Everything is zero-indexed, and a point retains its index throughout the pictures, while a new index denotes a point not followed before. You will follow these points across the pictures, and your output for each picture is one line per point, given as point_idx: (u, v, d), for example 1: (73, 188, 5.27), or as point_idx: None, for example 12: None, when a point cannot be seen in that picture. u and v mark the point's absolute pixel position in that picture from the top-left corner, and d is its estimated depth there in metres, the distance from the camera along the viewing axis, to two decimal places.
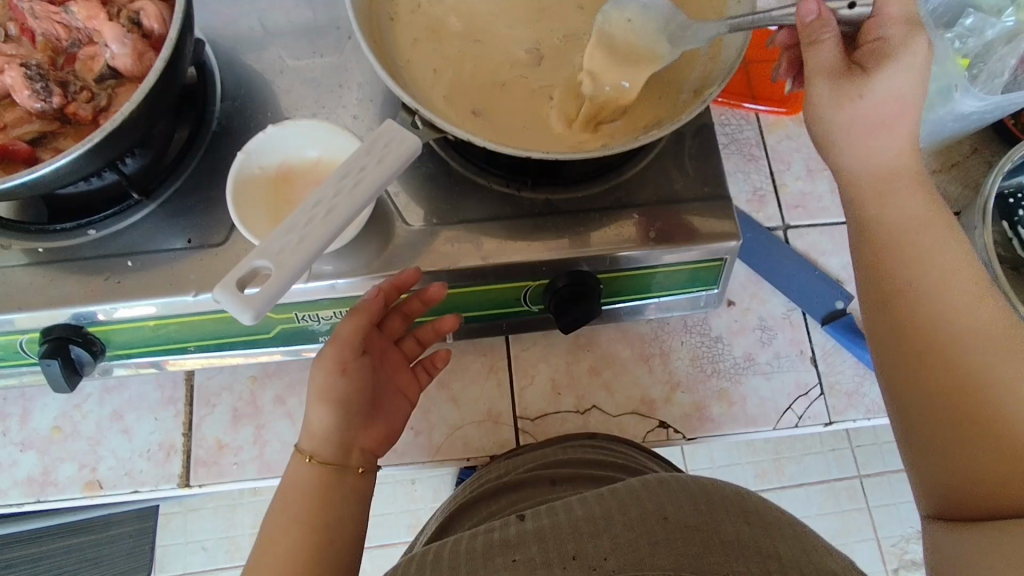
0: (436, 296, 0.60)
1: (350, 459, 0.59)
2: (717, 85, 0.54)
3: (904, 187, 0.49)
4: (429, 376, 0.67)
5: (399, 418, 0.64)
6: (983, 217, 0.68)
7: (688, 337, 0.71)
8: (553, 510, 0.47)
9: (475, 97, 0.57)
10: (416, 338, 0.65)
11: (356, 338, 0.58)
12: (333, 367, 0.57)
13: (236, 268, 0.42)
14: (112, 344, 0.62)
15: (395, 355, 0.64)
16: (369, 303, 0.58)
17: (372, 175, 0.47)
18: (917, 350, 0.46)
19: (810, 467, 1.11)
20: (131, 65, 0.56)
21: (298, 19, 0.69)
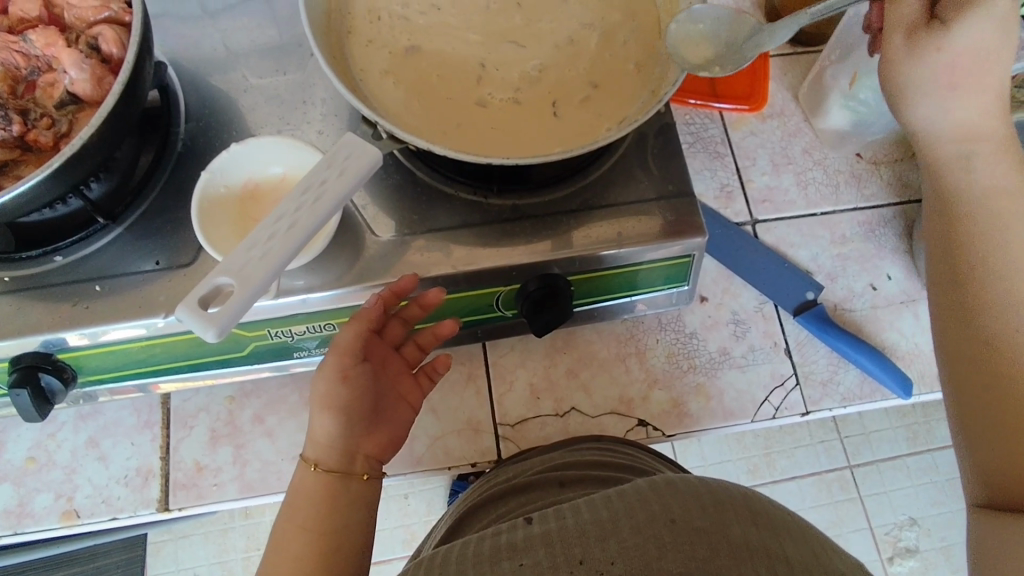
0: (435, 300, 0.60)
1: (354, 466, 0.58)
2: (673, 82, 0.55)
3: (988, 151, 0.52)
4: (431, 381, 0.65)
5: (401, 426, 0.62)
6: None
7: (663, 334, 0.72)
8: (560, 514, 0.46)
9: (433, 104, 0.58)
10: (416, 342, 0.64)
11: (358, 344, 0.58)
12: (335, 375, 0.57)
13: (198, 287, 0.43)
14: (84, 370, 0.61)
15: (396, 361, 0.63)
16: (369, 309, 0.58)
17: (333, 187, 0.47)
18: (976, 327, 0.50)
19: (800, 460, 1.13)
20: (90, 89, 0.56)
21: (261, 39, 0.70)
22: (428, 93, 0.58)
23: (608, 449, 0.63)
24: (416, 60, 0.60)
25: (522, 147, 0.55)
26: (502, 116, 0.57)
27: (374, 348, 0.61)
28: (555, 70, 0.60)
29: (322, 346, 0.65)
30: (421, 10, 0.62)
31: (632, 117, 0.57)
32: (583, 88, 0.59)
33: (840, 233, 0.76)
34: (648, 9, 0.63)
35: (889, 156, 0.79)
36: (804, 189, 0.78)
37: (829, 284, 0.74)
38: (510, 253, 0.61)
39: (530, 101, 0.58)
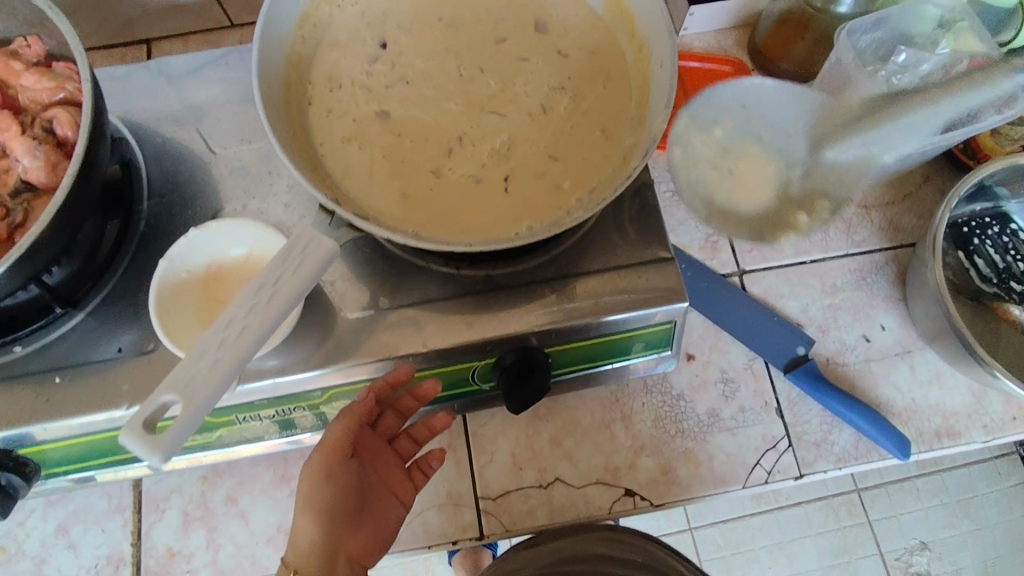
0: (428, 393, 0.60)
1: (337, 568, 0.56)
2: (644, 148, 0.52)
3: None
4: (425, 476, 0.65)
5: (390, 522, 0.61)
6: (934, 252, 0.66)
7: (649, 397, 0.69)
8: None
9: (391, 178, 0.55)
10: (409, 436, 0.65)
11: (344, 442, 0.58)
12: (318, 472, 0.57)
13: (141, 407, 0.40)
14: (47, 462, 0.59)
15: (388, 455, 0.64)
16: (358, 405, 0.59)
17: (287, 287, 0.44)
18: None
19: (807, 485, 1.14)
20: (44, 176, 0.54)
21: (227, 106, 0.68)
22: (384, 166, 0.55)
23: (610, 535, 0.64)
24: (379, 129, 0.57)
25: (478, 231, 0.52)
26: (469, 188, 0.54)
27: (364, 442, 0.62)
28: (521, 135, 0.57)
29: (292, 427, 0.63)
30: (383, 75, 0.59)
31: (605, 183, 0.54)
32: (545, 158, 0.55)
33: (831, 282, 0.74)
34: (619, 63, 0.60)
35: (879, 199, 0.76)
36: (792, 236, 0.75)
37: (821, 337, 0.72)
38: (482, 328, 0.58)
39: (493, 172, 0.55)
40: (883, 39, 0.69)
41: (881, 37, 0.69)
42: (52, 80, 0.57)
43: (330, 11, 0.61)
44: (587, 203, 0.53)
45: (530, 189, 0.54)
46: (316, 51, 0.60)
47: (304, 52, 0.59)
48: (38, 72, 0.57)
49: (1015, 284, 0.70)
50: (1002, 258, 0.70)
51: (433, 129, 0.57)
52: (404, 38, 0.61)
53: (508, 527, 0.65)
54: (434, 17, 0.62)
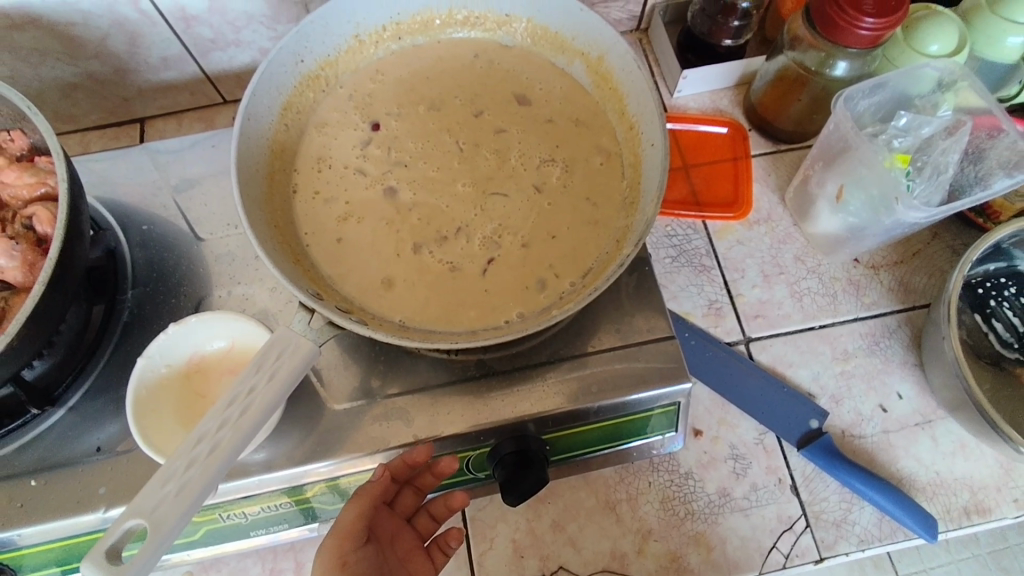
0: (446, 470, 0.55)
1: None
2: (637, 232, 0.51)
3: None
4: (445, 555, 0.59)
5: None
6: (948, 321, 0.63)
7: (655, 476, 0.66)
8: None
9: (372, 266, 0.53)
10: (429, 513, 0.60)
11: (359, 525, 0.53)
12: (333, 564, 0.52)
13: (106, 534, 0.38)
14: (23, 568, 0.56)
15: (407, 535, 0.59)
16: (374, 484, 0.54)
17: (263, 395, 0.43)
18: None
19: None
20: (22, 276, 0.53)
21: (215, 186, 0.67)
22: (364, 252, 0.54)
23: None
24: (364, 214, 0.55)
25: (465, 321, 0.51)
26: (455, 271, 0.53)
27: (382, 523, 0.58)
28: (509, 216, 0.55)
29: (280, 524, 0.60)
30: (368, 157, 0.58)
31: (597, 266, 0.52)
32: (534, 239, 0.54)
33: (842, 348, 0.71)
34: (609, 139, 0.58)
35: (888, 259, 0.74)
36: (799, 301, 0.72)
37: (835, 408, 0.68)
38: (474, 415, 0.57)
39: (479, 256, 0.53)
40: (882, 103, 0.69)
41: (879, 100, 0.68)
42: (34, 175, 0.56)
43: (314, 95, 0.60)
44: (578, 289, 0.51)
45: (519, 272, 0.53)
46: (302, 137, 0.59)
47: (288, 139, 0.58)
48: (21, 168, 0.57)
49: None
50: (1021, 320, 0.67)
51: (419, 214, 0.55)
52: (390, 120, 0.60)
53: None
54: (421, 97, 0.61)
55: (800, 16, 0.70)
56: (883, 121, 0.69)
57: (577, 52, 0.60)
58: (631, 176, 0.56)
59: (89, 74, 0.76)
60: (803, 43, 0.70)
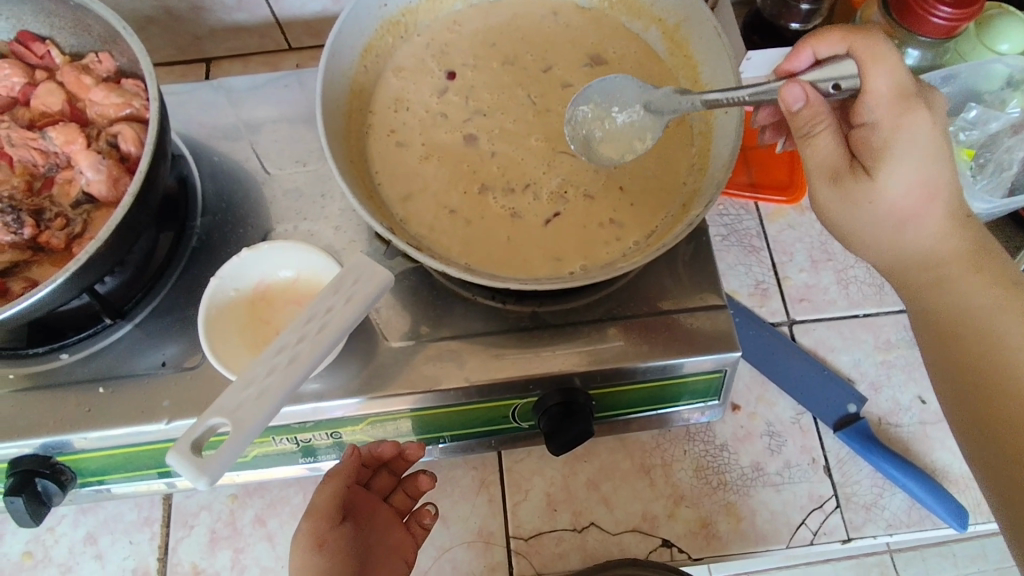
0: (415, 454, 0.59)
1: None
2: (706, 195, 0.52)
3: (958, 271, 0.50)
4: (425, 529, 0.61)
5: None
6: None
7: (691, 445, 0.67)
8: None
9: (441, 210, 0.54)
10: (406, 491, 0.62)
11: (331, 506, 0.56)
12: (310, 543, 0.55)
13: (190, 429, 0.40)
14: (83, 471, 0.59)
15: (385, 512, 0.61)
16: (342, 466, 0.57)
17: (338, 316, 0.44)
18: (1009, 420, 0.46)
19: None
20: (105, 190, 0.55)
21: (285, 125, 0.69)
22: (434, 195, 0.55)
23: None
24: (436, 159, 0.56)
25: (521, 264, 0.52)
26: (521, 221, 0.54)
27: (357, 502, 0.60)
28: (578, 172, 0.56)
29: (325, 453, 0.62)
30: (442, 104, 0.59)
31: (660, 227, 0.53)
32: (597, 197, 0.55)
33: (885, 338, 0.71)
34: None
35: None
36: (845, 288, 0.73)
37: (873, 395, 0.69)
38: (528, 364, 0.58)
39: (545, 208, 0.54)
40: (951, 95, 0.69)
41: (949, 93, 0.68)
42: (120, 96, 0.58)
43: (392, 41, 0.61)
44: (642, 246, 0.52)
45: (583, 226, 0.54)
46: (378, 80, 0.60)
47: (367, 81, 0.59)
48: (108, 88, 0.58)
49: None
50: None
51: (490, 164, 0.56)
52: (465, 71, 0.61)
53: (538, 570, 0.63)
54: (496, 51, 0.62)
55: (875, 3, 0.69)
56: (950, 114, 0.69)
57: (654, 19, 0.61)
58: (699, 143, 0.57)
59: (167, 8, 0.78)
60: None
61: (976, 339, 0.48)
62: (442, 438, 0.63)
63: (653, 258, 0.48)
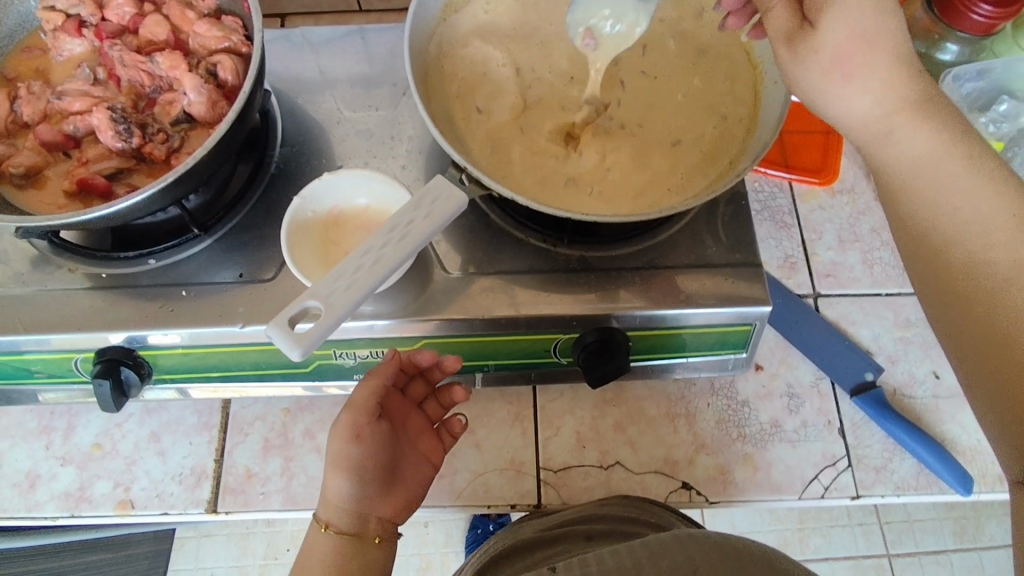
0: (452, 367, 0.62)
1: (367, 529, 0.58)
2: (753, 153, 0.56)
3: (902, 124, 0.46)
4: (453, 439, 0.66)
5: (421, 484, 0.62)
6: None
7: (714, 399, 0.71)
8: (587, 560, 0.51)
9: (512, 150, 0.59)
10: (439, 401, 0.66)
11: (372, 401, 0.59)
12: (349, 435, 0.57)
13: (289, 307, 0.46)
14: (158, 368, 0.65)
15: (418, 418, 0.65)
16: (386, 365, 0.60)
17: (420, 228, 0.50)
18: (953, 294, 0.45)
19: (835, 539, 1.08)
20: (204, 111, 0.61)
21: (356, 74, 0.75)
22: (499, 134, 0.60)
23: (643, 506, 0.64)
24: (506, 105, 0.62)
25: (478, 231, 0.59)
26: (573, 165, 0.59)
27: (395, 406, 0.63)
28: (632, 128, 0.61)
29: None
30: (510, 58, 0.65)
31: (708, 180, 0.58)
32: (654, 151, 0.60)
33: (905, 316, 0.75)
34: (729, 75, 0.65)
35: None
36: (870, 267, 0.77)
37: (890, 367, 0.73)
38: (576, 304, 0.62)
39: (606, 156, 0.59)
40: (985, 90, 0.73)
41: (983, 87, 0.72)
42: (220, 30, 0.63)
43: None
44: (692, 194, 0.57)
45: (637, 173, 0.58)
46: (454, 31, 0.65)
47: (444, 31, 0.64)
48: (210, 22, 0.64)
49: None
50: None
51: (555, 116, 0.62)
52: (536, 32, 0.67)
53: (564, 500, 0.68)
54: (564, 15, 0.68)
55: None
56: (984, 107, 0.73)
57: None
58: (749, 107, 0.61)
59: None
60: (916, 27, 0.73)
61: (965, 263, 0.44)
62: (486, 366, 0.67)
63: (702, 200, 0.53)
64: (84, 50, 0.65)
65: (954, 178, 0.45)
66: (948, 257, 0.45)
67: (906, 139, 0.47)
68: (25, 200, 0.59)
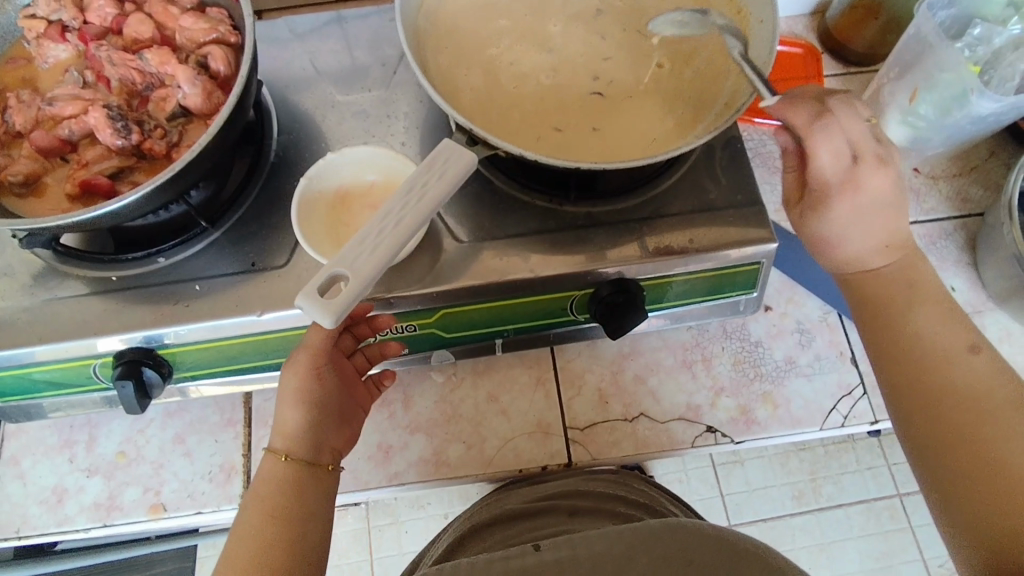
0: (385, 326, 0.63)
1: (322, 458, 0.59)
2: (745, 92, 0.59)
3: (916, 303, 0.53)
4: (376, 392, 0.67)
5: (354, 430, 0.64)
6: (1010, 214, 0.69)
7: (728, 342, 0.73)
8: (568, 543, 0.55)
9: (526, 120, 0.62)
10: (365, 356, 0.65)
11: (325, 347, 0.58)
12: (310, 372, 0.58)
13: (316, 278, 0.46)
14: (179, 366, 0.65)
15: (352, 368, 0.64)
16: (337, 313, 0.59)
17: (436, 189, 0.50)
18: (923, 402, 0.51)
19: (846, 486, 1.04)
20: (200, 103, 0.61)
21: (345, 58, 0.75)
22: (498, 101, 0.63)
23: (625, 481, 0.68)
24: (507, 81, 0.65)
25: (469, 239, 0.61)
26: (572, 124, 0.62)
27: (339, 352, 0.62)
28: (633, 88, 0.64)
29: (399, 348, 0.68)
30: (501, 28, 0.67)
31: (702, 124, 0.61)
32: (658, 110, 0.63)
33: None
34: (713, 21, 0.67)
35: (946, 172, 0.81)
36: None
37: None
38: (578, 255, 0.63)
39: (614, 120, 0.63)
40: (956, 18, 0.75)
41: (955, 15, 0.75)
42: (207, 22, 0.63)
43: None
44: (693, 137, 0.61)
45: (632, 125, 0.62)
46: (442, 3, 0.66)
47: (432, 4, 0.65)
48: (196, 15, 0.64)
49: None
50: None
51: (558, 85, 0.64)
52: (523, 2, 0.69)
53: (594, 456, 0.69)
54: None
55: None
56: (958, 35, 0.76)
57: None
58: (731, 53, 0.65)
59: None
60: None
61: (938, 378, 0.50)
62: (505, 332, 0.68)
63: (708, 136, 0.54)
64: (70, 55, 0.64)
65: (927, 316, 0.53)
66: (947, 379, 0.50)
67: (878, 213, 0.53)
68: (27, 208, 0.59)
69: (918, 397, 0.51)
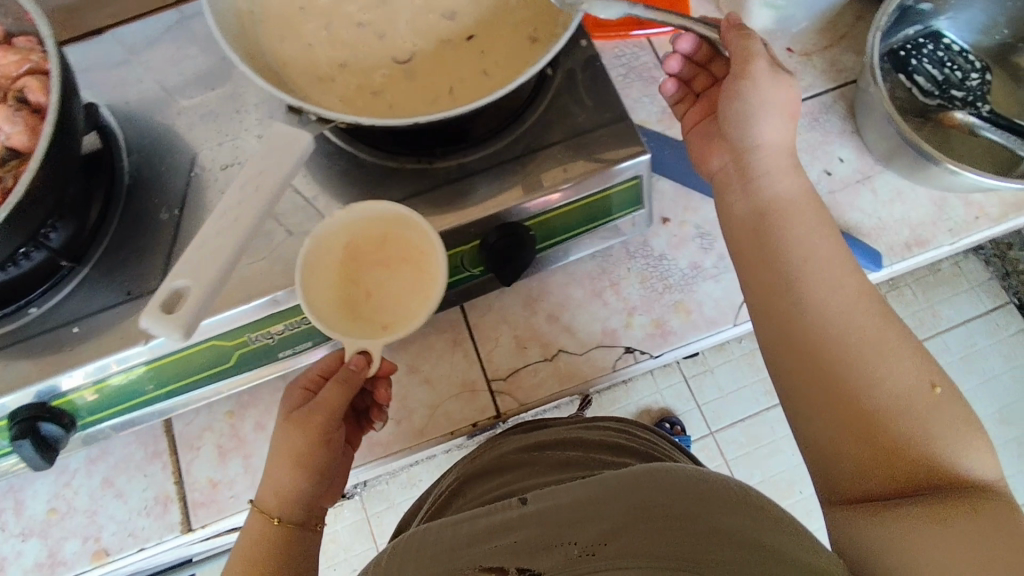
0: (383, 398, 0.62)
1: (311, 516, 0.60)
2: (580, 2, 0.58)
3: (794, 216, 0.55)
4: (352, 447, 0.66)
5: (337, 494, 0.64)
6: (875, 75, 0.68)
7: (633, 262, 0.73)
8: (553, 492, 0.45)
9: (374, 80, 0.61)
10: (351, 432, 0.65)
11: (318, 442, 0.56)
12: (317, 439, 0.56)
13: (157, 295, 0.44)
14: (81, 413, 0.63)
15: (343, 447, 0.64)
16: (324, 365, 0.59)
17: (273, 175, 0.48)
18: (783, 312, 0.52)
19: None
20: (26, 140, 0.57)
21: (184, 59, 0.71)
22: (349, 74, 0.62)
23: (627, 427, 0.68)
24: (348, 50, 0.63)
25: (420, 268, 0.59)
26: (424, 83, 0.61)
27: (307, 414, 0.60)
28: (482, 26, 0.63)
29: (304, 342, 0.66)
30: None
31: (544, 47, 0.61)
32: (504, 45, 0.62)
33: None
34: None
35: (819, 45, 0.81)
36: None
37: None
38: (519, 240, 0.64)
39: (464, 65, 0.62)
40: None
41: None
42: (15, 53, 0.60)
43: None
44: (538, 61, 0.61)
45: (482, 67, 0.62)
46: None
47: None
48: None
49: (957, 92, 0.72)
50: (940, 70, 0.73)
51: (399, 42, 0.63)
52: None
53: (522, 402, 0.69)
54: None
55: None
56: None
57: None
58: None
59: None
60: None
61: (796, 291, 0.52)
62: None
63: (547, 59, 0.53)
64: None
65: (798, 236, 0.54)
66: (811, 295, 0.51)
67: (768, 120, 0.56)
68: None
69: (777, 307, 0.53)
